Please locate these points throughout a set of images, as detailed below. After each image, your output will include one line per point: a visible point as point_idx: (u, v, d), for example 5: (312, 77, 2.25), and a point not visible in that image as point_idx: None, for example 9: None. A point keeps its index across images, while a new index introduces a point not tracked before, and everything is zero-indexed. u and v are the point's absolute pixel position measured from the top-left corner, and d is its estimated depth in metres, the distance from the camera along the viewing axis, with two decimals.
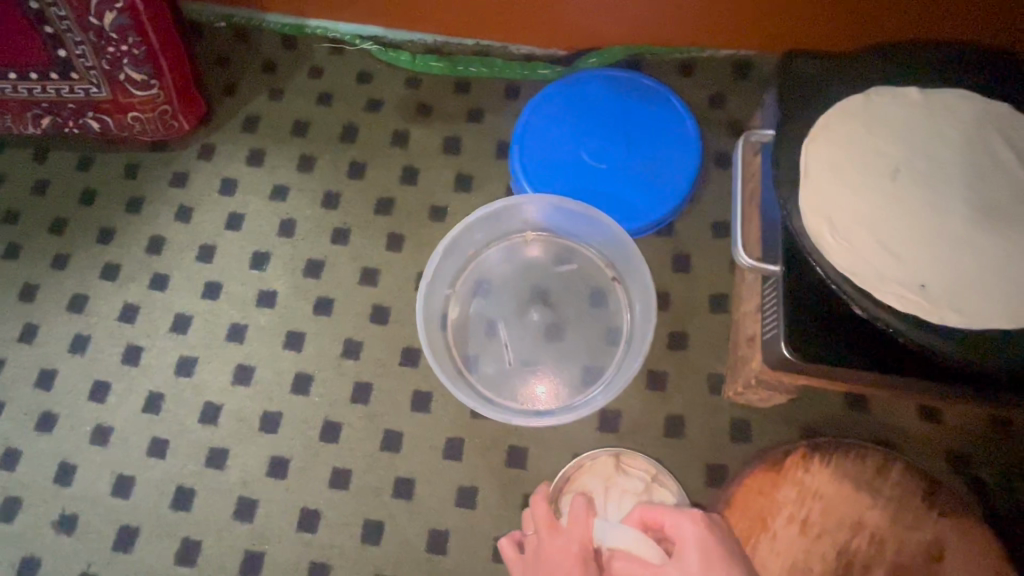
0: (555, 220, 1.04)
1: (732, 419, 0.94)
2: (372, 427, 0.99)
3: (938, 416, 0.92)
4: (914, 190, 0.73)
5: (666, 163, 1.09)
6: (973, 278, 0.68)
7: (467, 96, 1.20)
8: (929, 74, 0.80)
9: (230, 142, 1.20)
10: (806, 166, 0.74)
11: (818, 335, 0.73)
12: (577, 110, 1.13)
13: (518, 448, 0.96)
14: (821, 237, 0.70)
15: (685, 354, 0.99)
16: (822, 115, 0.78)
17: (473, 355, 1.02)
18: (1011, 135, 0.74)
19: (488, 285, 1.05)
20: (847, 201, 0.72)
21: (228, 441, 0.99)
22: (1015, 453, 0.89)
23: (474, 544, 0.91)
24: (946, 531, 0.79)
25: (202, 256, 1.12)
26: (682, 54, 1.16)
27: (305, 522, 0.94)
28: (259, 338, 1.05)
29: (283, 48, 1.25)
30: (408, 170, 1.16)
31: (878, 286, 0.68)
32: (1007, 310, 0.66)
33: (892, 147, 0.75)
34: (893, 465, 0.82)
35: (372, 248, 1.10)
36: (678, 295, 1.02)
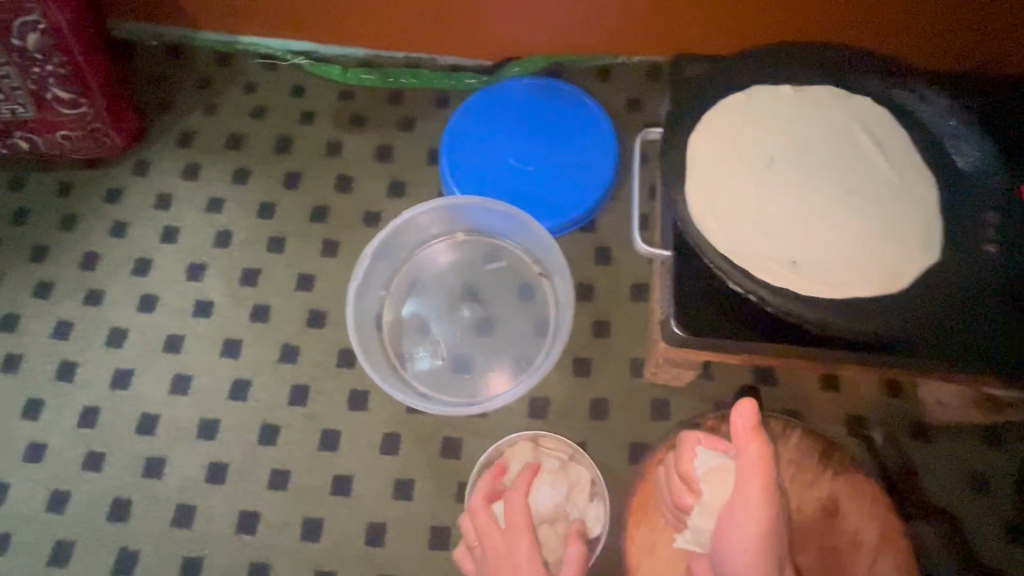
0: (483, 221, 1.09)
1: (653, 400, 1.00)
2: (310, 427, 1.01)
3: (838, 385, 0.99)
4: (786, 177, 0.81)
5: (586, 163, 1.16)
6: (837, 253, 0.76)
7: (399, 106, 1.25)
8: (805, 71, 0.87)
9: (166, 157, 1.22)
10: (692, 158, 0.81)
11: (708, 313, 0.77)
12: (502, 116, 1.19)
13: (452, 440, 0.99)
14: (703, 222, 0.77)
15: (608, 341, 1.05)
16: (708, 111, 0.85)
17: (407, 352, 1.05)
18: (869, 128, 0.83)
19: (422, 285, 1.10)
20: (727, 188, 0.80)
21: (165, 450, 1.00)
22: (906, 415, 0.96)
23: (412, 534, 0.94)
24: (840, 488, 0.85)
25: (138, 270, 1.13)
26: (598, 61, 1.23)
27: (244, 524, 0.95)
28: (197, 347, 1.07)
29: (217, 65, 1.28)
30: (343, 178, 1.19)
31: (753, 264, 0.75)
32: (867, 280, 0.74)
33: (769, 139, 0.83)
34: (792, 430, 0.89)
35: (308, 255, 1.13)
36: (601, 286, 1.09)
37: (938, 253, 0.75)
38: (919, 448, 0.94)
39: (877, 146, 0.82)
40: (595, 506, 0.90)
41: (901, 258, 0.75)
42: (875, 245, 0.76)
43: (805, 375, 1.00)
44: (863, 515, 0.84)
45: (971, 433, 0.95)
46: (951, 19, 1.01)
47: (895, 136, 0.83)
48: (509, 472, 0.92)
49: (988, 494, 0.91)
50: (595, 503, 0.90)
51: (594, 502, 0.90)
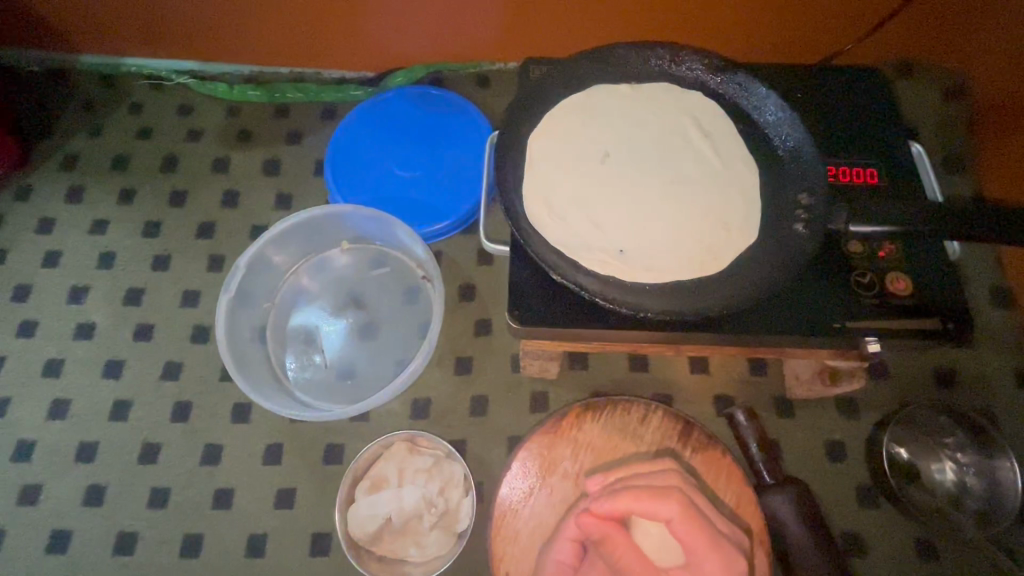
0: (364, 228, 1.11)
1: (531, 392, 1.03)
2: (192, 442, 1.01)
3: (707, 366, 1.04)
4: (619, 171, 0.85)
5: (466, 167, 1.18)
6: (662, 241, 0.80)
7: (286, 120, 1.26)
8: (641, 70, 0.92)
9: (48, 181, 1.21)
10: (530, 156, 0.85)
11: (545, 303, 0.78)
12: (385, 125, 1.22)
13: (335, 445, 1.00)
14: (537, 216, 0.81)
15: (489, 339, 1.08)
16: (548, 111, 0.89)
17: (290, 362, 1.06)
18: (699, 120, 0.88)
19: (307, 294, 1.11)
20: (561, 184, 0.84)
21: (41, 476, 0.99)
22: (769, 391, 1.02)
23: (292, 541, 0.95)
24: (698, 466, 0.89)
25: (18, 296, 1.11)
26: (476, 69, 1.27)
27: (123, 545, 0.95)
28: (77, 370, 1.06)
29: (101, 87, 1.28)
30: (230, 193, 1.20)
31: (582, 254, 0.78)
32: (687, 264, 0.78)
33: (605, 135, 0.87)
34: (653, 412, 0.92)
35: (193, 271, 1.14)
36: (482, 285, 1.12)
37: (755, 235, 0.80)
38: (779, 422, 0.99)
39: (706, 138, 0.86)
40: (468, 500, 0.92)
41: (721, 242, 0.79)
42: (698, 232, 0.80)
43: (675, 360, 1.05)
44: (719, 489, 0.87)
45: (829, 403, 1.00)
46: (788, 15, 1.07)
47: (723, 127, 0.87)
48: (383, 474, 0.93)
49: (843, 461, 0.97)
50: (468, 498, 0.92)
51: (468, 495, 0.92)
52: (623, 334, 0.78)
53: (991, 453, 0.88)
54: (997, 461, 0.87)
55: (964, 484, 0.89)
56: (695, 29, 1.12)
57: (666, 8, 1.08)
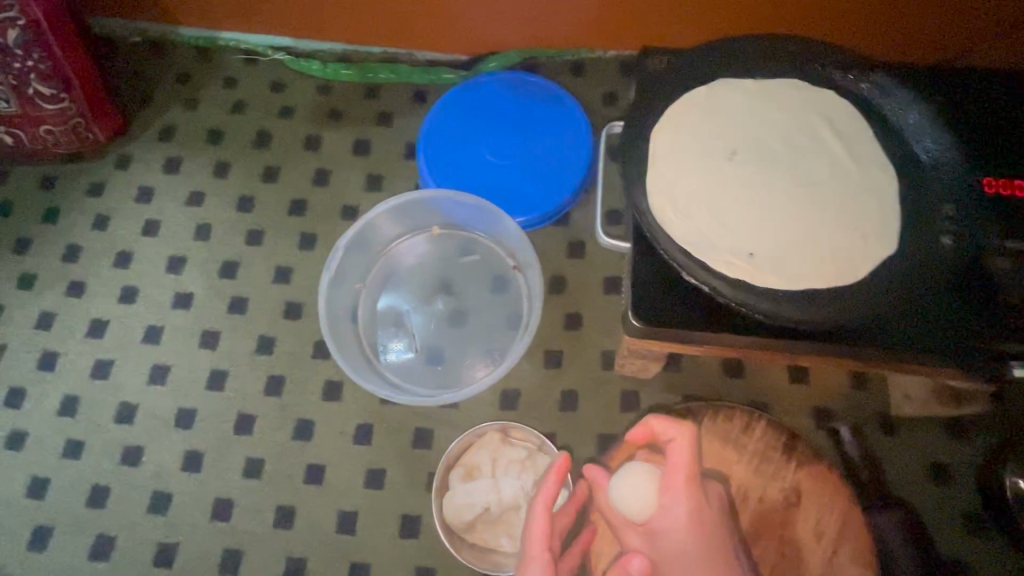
0: (457, 214, 1.10)
1: (622, 391, 1.02)
2: (285, 417, 1.03)
3: (806, 376, 1.00)
4: (747, 169, 0.81)
5: (560, 157, 1.16)
6: (795, 246, 0.76)
7: (376, 101, 1.25)
8: (769, 65, 0.88)
9: (147, 151, 1.23)
10: (653, 150, 0.82)
11: (666, 304, 0.78)
12: (478, 111, 1.19)
13: (425, 430, 1.01)
14: (661, 213, 0.78)
15: (579, 334, 1.06)
16: (672, 104, 0.85)
17: (380, 344, 1.07)
18: (832, 119, 0.83)
19: (397, 277, 1.11)
20: (687, 180, 0.80)
21: (143, 439, 1.02)
22: (872, 408, 0.98)
23: (382, 522, 0.96)
24: (802, 479, 0.86)
25: (119, 262, 1.14)
26: (572, 55, 1.23)
27: (218, 511, 0.97)
28: (175, 338, 1.09)
29: (197, 60, 1.29)
30: (321, 172, 1.21)
31: (711, 255, 0.75)
32: (823, 272, 0.74)
33: (732, 131, 0.83)
34: (756, 422, 0.89)
35: (286, 247, 1.15)
36: (573, 278, 1.10)
37: (895, 246, 0.75)
38: (884, 441, 0.95)
39: (840, 140, 0.82)
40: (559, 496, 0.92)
41: (858, 250, 0.75)
42: (833, 238, 0.76)
43: (773, 368, 1.01)
44: (824, 505, 0.85)
45: (936, 424, 0.96)
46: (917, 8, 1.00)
47: (858, 129, 0.83)
48: (477, 462, 0.93)
49: (950, 485, 0.93)
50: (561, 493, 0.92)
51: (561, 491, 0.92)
52: (746, 341, 0.76)
53: None
54: None
55: None
56: (813, 19, 1.06)
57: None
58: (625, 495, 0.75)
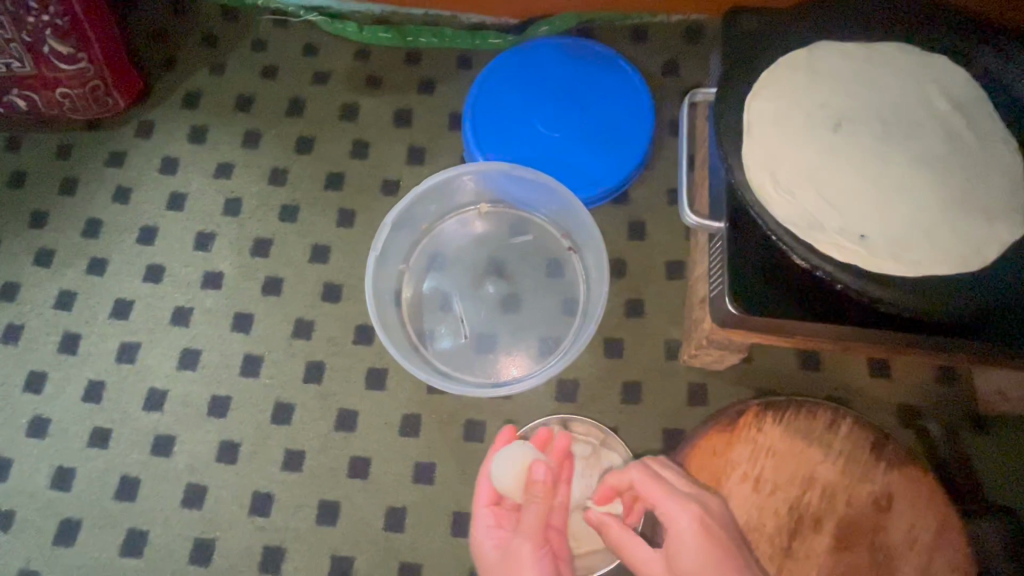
0: (509, 191, 1.02)
1: (689, 383, 0.95)
2: (327, 406, 0.96)
3: (888, 369, 0.93)
4: (855, 140, 0.73)
5: (621, 128, 1.07)
6: (914, 226, 0.68)
7: (418, 67, 1.16)
8: (870, 28, 0.80)
9: (170, 119, 1.14)
10: (749, 120, 0.74)
11: (761, 291, 0.71)
12: (529, 80, 1.10)
13: (477, 422, 0.94)
14: (762, 190, 0.70)
15: (641, 321, 0.98)
16: (767, 70, 0.77)
17: (427, 329, 0.99)
18: (947, 88, 0.75)
19: (443, 258, 1.03)
20: (789, 154, 0.72)
21: (174, 428, 0.95)
22: (960, 406, 0.91)
23: (432, 519, 0.90)
24: (893, 481, 0.79)
25: (144, 238, 1.06)
26: (633, 20, 1.14)
27: (257, 505, 0.91)
28: (205, 320, 1.01)
29: (224, 20, 1.19)
30: (358, 143, 1.12)
31: (818, 236, 0.68)
32: (945, 256, 0.67)
33: (836, 99, 0.75)
34: (843, 419, 0.82)
35: (323, 225, 1.07)
36: (633, 261, 1.02)
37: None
38: (974, 440, 0.88)
39: (959, 111, 0.74)
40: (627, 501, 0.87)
41: (987, 233, 0.67)
42: (958, 218, 0.68)
43: (852, 360, 0.94)
44: (918, 510, 0.78)
45: None
46: None
47: (976, 99, 0.75)
48: None
49: None
50: None
51: None
52: (841, 332, 0.70)
53: None
54: None
55: None
56: None
57: None
58: (503, 472, 0.71)
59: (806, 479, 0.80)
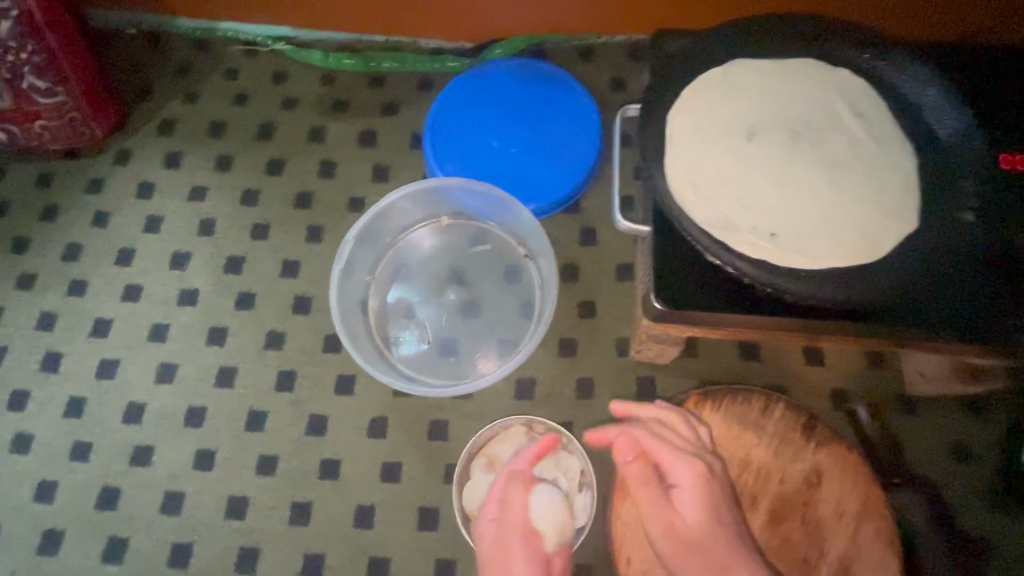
0: (467, 204, 1.09)
1: (639, 378, 1.01)
2: (298, 412, 1.01)
3: (822, 358, 1.00)
4: (765, 149, 0.80)
5: (571, 142, 1.14)
6: (817, 224, 0.76)
7: (381, 91, 1.23)
8: (783, 43, 0.87)
9: (146, 146, 1.20)
10: (671, 133, 0.81)
11: (687, 288, 0.77)
12: (484, 100, 1.18)
13: (440, 421, 1.00)
14: (682, 196, 0.77)
15: (594, 322, 1.05)
16: (687, 86, 0.85)
17: (393, 336, 1.05)
18: (848, 98, 0.83)
19: (407, 269, 1.09)
20: (706, 163, 0.79)
21: (153, 439, 1.00)
22: (890, 389, 0.97)
23: (399, 515, 0.95)
24: (823, 460, 0.86)
25: (122, 260, 1.12)
26: (580, 40, 1.22)
27: (233, 509, 0.96)
28: (182, 335, 1.07)
29: (196, 52, 1.26)
30: (326, 164, 1.18)
31: (733, 236, 0.75)
32: (845, 250, 0.74)
33: (749, 112, 0.83)
34: (775, 404, 0.89)
35: (293, 242, 1.13)
36: (585, 266, 1.09)
37: (916, 222, 0.75)
38: (903, 421, 0.95)
39: (860, 119, 0.81)
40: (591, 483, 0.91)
41: (881, 228, 0.75)
42: (856, 216, 0.76)
43: (789, 351, 1.01)
44: (846, 486, 0.84)
45: (955, 405, 0.95)
46: None
47: (875, 107, 0.82)
48: (499, 455, 0.92)
49: (971, 464, 0.92)
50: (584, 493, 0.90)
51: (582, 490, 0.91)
52: (760, 322, 0.76)
53: None
54: None
55: None
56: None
57: None
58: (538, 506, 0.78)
59: (744, 461, 0.86)
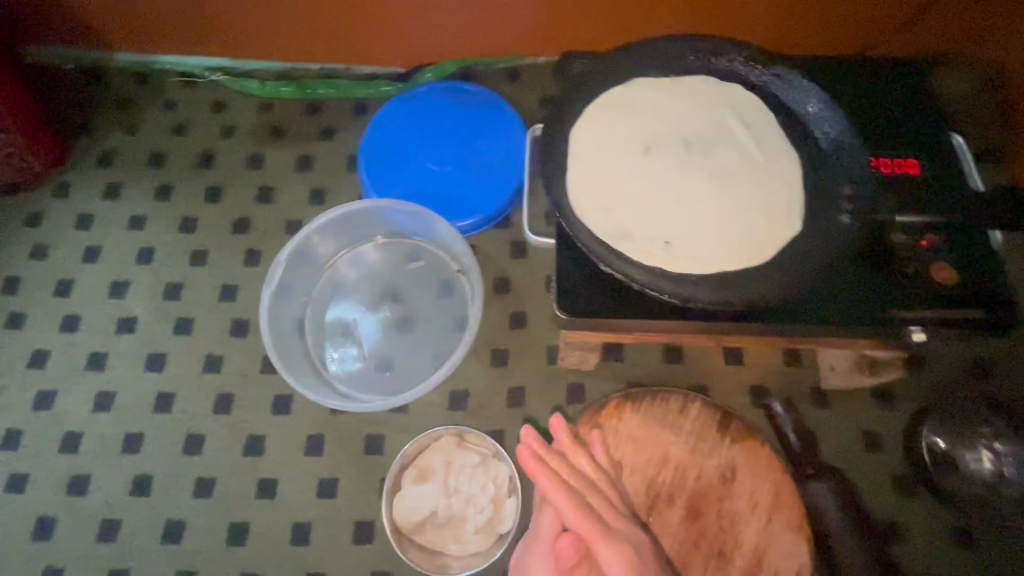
0: (399, 223, 1.13)
1: (568, 384, 1.04)
2: (236, 433, 1.03)
3: (741, 357, 1.05)
4: (661, 161, 0.85)
5: (500, 159, 1.19)
6: (708, 231, 0.80)
7: (318, 116, 1.27)
8: (680, 61, 0.92)
9: (87, 178, 1.22)
10: (572, 149, 0.86)
11: (588, 295, 0.79)
12: (416, 121, 1.22)
13: (376, 436, 1.02)
14: (581, 208, 0.82)
15: (524, 332, 1.08)
16: (588, 105, 0.89)
17: (329, 354, 1.08)
18: (740, 110, 0.88)
19: (343, 287, 1.12)
20: (605, 176, 0.84)
21: (90, 467, 1.01)
22: (805, 383, 1.02)
23: (335, 531, 0.96)
24: (736, 455, 0.89)
25: (61, 291, 1.13)
26: (506, 62, 1.27)
27: (170, 533, 0.97)
28: (120, 363, 1.08)
29: (136, 84, 1.29)
30: (264, 189, 1.22)
31: (628, 245, 0.79)
32: (734, 254, 0.78)
33: (647, 127, 0.88)
34: (692, 404, 0.92)
35: (231, 266, 1.15)
36: (516, 278, 1.13)
37: (799, 225, 0.80)
38: (816, 413, 1.00)
39: (749, 131, 0.86)
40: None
41: (767, 232, 0.80)
42: (743, 222, 0.81)
43: (711, 351, 1.05)
44: (758, 479, 0.88)
45: (865, 395, 1.00)
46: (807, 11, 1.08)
47: (764, 118, 0.87)
48: (430, 465, 0.94)
49: (879, 452, 0.97)
50: (511, 500, 0.93)
51: (510, 497, 0.93)
52: (662, 325, 0.79)
53: None
54: None
55: (1001, 473, 0.84)
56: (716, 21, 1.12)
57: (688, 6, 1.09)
58: None
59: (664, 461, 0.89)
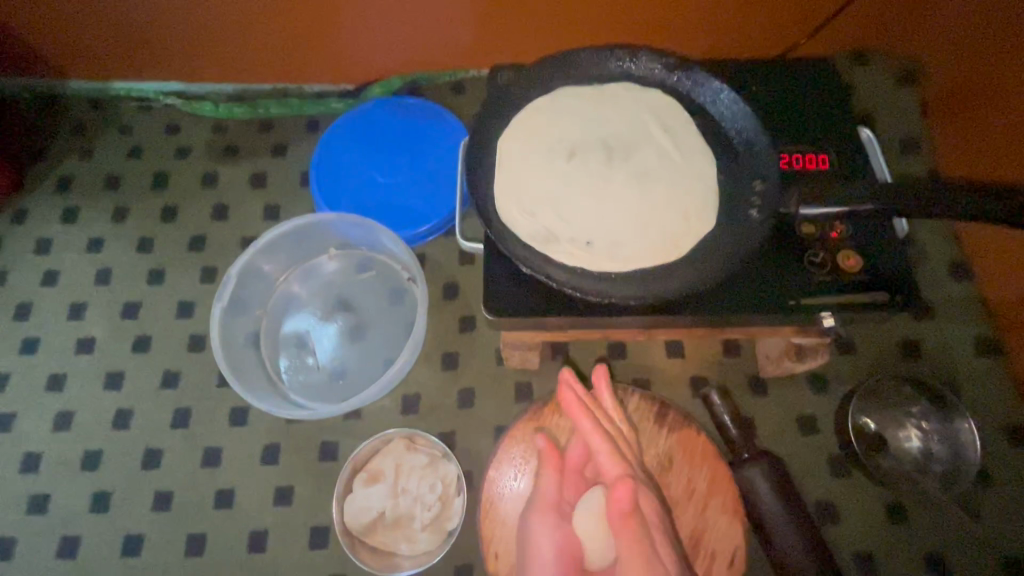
0: (349, 235, 1.16)
1: (516, 383, 1.08)
2: (192, 446, 1.05)
3: (683, 350, 1.09)
4: (584, 167, 0.90)
5: (446, 170, 1.22)
6: (628, 230, 0.84)
7: (271, 135, 1.31)
8: (602, 71, 0.96)
9: (44, 203, 1.25)
10: (499, 158, 0.90)
11: (514, 296, 0.82)
12: (364, 136, 1.25)
13: (329, 443, 1.05)
14: (506, 213, 0.86)
15: (473, 335, 1.12)
16: (515, 116, 0.94)
17: (284, 365, 1.11)
18: (659, 114, 0.92)
19: (297, 300, 1.16)
20: (530, 183, 0.88)
21: (49, 486, 1.03)
22: (744, 371, 1.06)
23: (291, 538, 0.99)
24: (674, 446, 0.91)
25: (19, 315, 1.16)
26: (449, 77, 1.32)
27: (128, 546, 0.99)
28: (78, 383, 1.10)
29: (91, 111, 1.32)
30: (219, 207, 1.25)
31: (550, 246, 0.83)
32: (651, 252, 0.83)
33: (571, 134, 0.92)
34: (631, 395, 0.94)
35: (186, 284, 1.18)
36: (465, 284, 1.17)
37: (714, 221, 0.84)
38: (753, 401, 1.04)
39: (668, 133, 0.91)
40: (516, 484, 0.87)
41: (683, 229, 0.84)
42: (660, 220, 0.85)
43: (653, 346, 1.09)
44: (694, 466, 0.89)
45: (801, 381, 1.04)
46: (722, 18, 1.12)
47: (682, 120, 0.91)
48: (380, 468, 0.97)
49: (814, 435, 1.01)
50: (459, 498, 0.96)
51: (458, 496, 0.97)
52: (588, 322, 0.82)
53: (952, 418, 0.93)
54: (957, 424, 0.93)
55: (929, 450, 0.94)
56: (636, 30, 1.16)
57: (609, 18, 1.13)
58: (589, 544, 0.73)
59: None
